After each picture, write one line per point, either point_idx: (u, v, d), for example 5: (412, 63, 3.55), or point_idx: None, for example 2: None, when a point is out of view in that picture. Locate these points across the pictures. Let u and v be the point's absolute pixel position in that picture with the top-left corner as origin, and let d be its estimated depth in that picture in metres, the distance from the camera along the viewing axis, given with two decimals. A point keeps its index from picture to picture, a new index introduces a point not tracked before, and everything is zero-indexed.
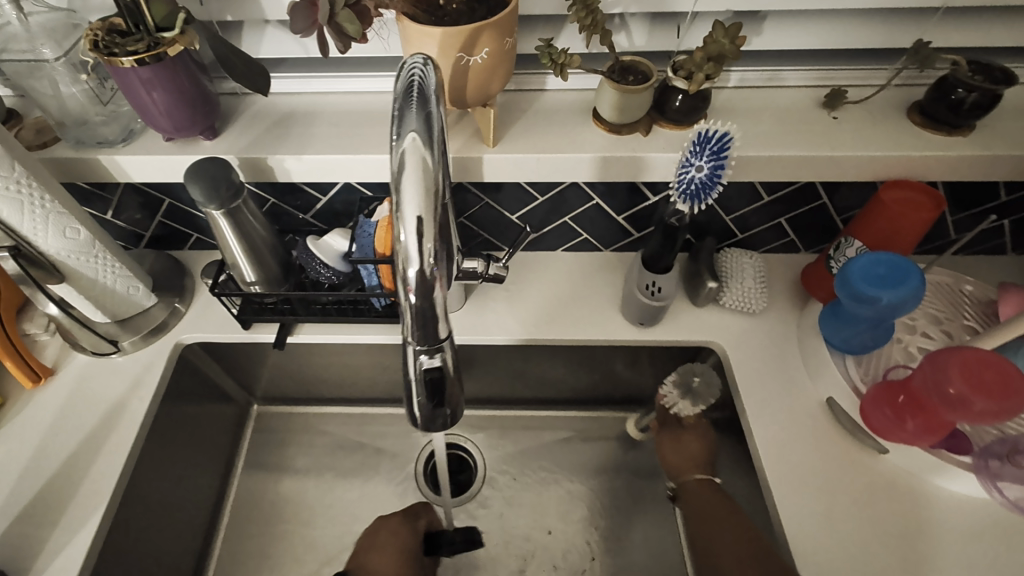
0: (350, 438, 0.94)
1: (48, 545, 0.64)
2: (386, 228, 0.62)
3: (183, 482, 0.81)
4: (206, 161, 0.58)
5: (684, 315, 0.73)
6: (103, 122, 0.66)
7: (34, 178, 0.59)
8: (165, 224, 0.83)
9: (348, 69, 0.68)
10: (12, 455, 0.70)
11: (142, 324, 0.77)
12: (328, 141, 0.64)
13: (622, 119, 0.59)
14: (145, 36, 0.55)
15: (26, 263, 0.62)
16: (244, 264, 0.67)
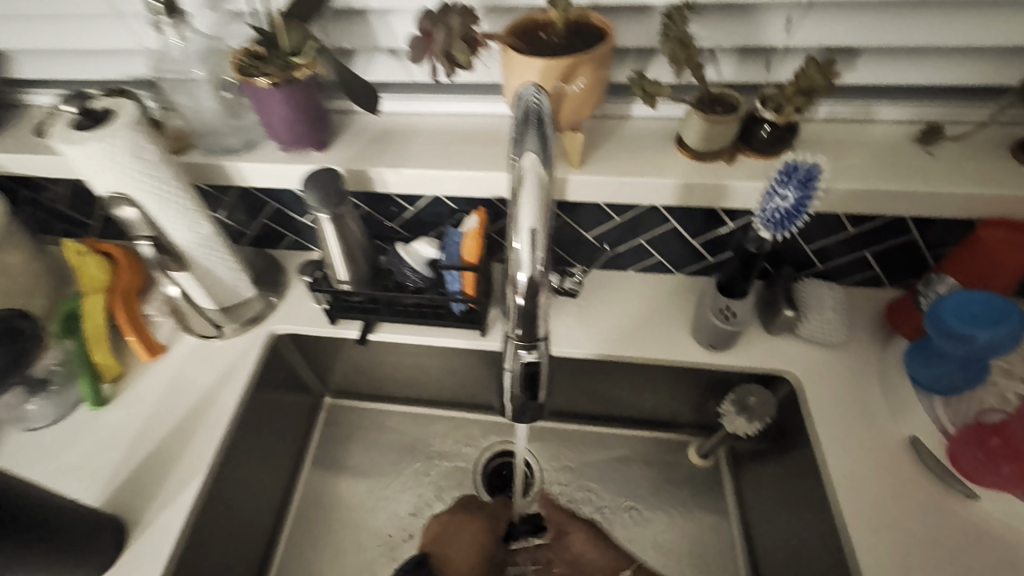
0: (413, 436, 0.99)
1: (155, 502, 0.71)
2: (473, 238, 0.69)
3: (267, 460, 0.88)
4: (320, 170, 0.66)
5: (756, 342, 0.73)
6: (230, 132, 0.74)
7: (177, 178, 0.68)
8: (268, 226, 0.92)
9: (444, 92, 0.73)
10: (128, 420, 0.79)
11: (244, 311, 0.86)
12: (425, 157, 0.70)
13: (706, 147, 0.61)
14: (279, 61, 0.63)
15: (160, 251, 0.71)
16: (340, 263, 0.73)
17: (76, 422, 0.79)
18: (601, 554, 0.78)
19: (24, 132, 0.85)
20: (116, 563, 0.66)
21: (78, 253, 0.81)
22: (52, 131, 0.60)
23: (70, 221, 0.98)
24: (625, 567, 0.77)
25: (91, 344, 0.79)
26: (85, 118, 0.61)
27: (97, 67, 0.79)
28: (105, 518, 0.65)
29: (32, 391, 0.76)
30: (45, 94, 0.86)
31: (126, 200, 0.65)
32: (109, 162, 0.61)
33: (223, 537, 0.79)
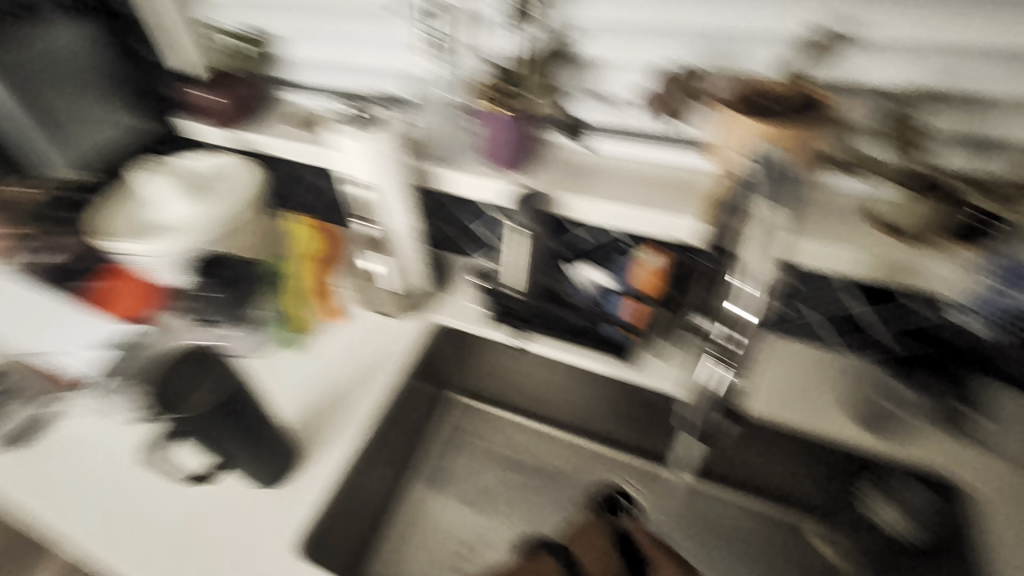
0: (527, 449, 1.03)
1: (323, 443, 0.85)
2: (649, 272, 0.79)
3: (404, 433, 0.98)
4: (532, 195, 0.75)
5: (925, 439, 0.70)
6: (444, 147, 0.84)
7: (404, 177, 0.81)
8: (446, 229, 1.02)
9: (643, 137, 0.78)
10: (313, 368, 0.95)
11: (417, 299, 0.98)
12: (618, 192, 0.76)
13: (912, 228, 0.61)
14: (514, 94, 0.72)
15: (380, 237, 0.86)
16: (521, 271, 0.83)
17: (281, 358, 0.98)
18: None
19: (281, 121, 1.04)
20: (293, 478, 0.80)
21: (296, 224, 0.99)
22: (338, 130, 0.77)
23: (286, 198, 1.17)
24: None
25: (291, 298, 0.97)
26: (362, 123, 0.77)
27: (346, 77, 0.93)
28: (292, 444, 0.79)
29: (247, 325, 0.95)
30: (299, 92, 1.01)
31: (373, 189, 0.81)
32: (375, 161, 0.77)
33: (363, 493, 0.89)
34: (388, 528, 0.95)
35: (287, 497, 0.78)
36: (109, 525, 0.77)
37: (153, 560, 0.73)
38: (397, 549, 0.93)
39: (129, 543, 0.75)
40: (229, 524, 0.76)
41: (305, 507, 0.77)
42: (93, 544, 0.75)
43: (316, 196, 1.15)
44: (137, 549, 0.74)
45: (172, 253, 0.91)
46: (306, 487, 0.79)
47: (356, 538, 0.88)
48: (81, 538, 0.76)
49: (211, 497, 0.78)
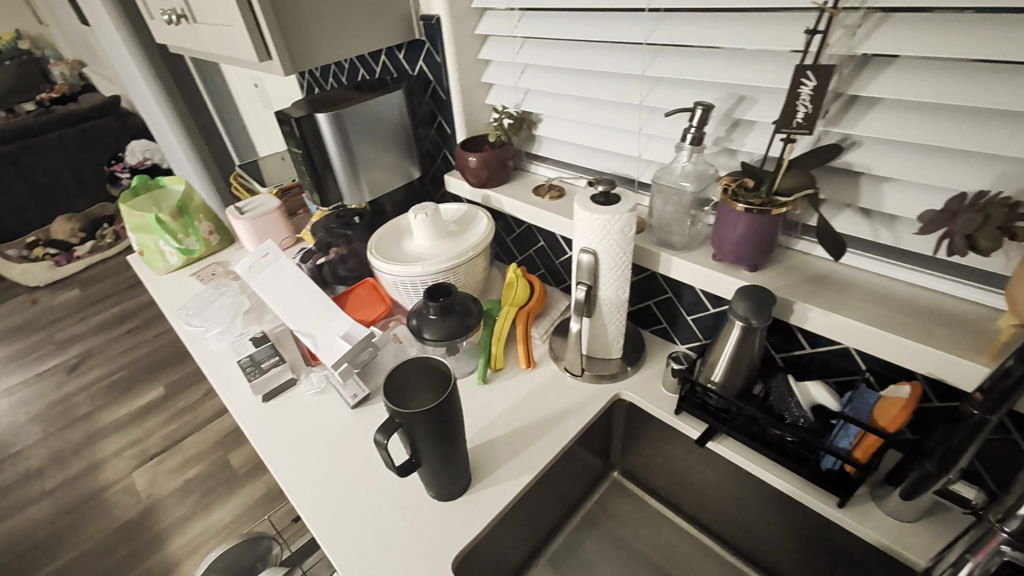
0: (680, 557, 1.01)
1: (492, 475, 0.90)
2: (896, 406, 0.65)
3: (560, 492, 1.00)
4: (757, 288, 0.73)
5: None
6: (680, 233, 0.90)
7: (629, 254, 0.88)
8: (650, 308, 1.06)
9: (910, 262, 0.73)
10: (495, 404, 1.03)
11: (602, 367, 1.02)
12: (862, 311, 0.70)
13: None
14: (764, 197, 0.74)
15: (587, 300, 0.92)
16: (723, 366, 0.79)
17: (465, 385, 1.07)
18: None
19: (525, 188, 1.22)
20: (457, 498, 0.87)
21: (516, 275, 1.14)
22: (578, 200, 0.87)
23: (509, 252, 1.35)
24: None
25: (495, 339, 1.09)
26: (601, 197, 0.86)
27: (597, 160, 1.10)
28: (467, 467, 0.87)
29: (450, 350, 1.06)
30: (548, 167, 1.23)
31: (592, 255, 0.87)
32: (602, 229, 0.84)
33: (510, 536, 0.92)
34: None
35: (449, 514, 0.85)
36: (318, 481, 0.93)
37: (339, 525, 0.86)
38: None
39: (328, 501, 0.90)
40: (402, 516, 0.86)
41: (461, 530, 0.83)
42: (302, 493, 0.92)
43: (533, 254, 1.29)
44: (330, 510, 0.88)
45: (419, 278, 1.12)
46: (466, 511, 0.85)
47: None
48: (294, 484, 0.93)
49: (393, 489, 0.90)
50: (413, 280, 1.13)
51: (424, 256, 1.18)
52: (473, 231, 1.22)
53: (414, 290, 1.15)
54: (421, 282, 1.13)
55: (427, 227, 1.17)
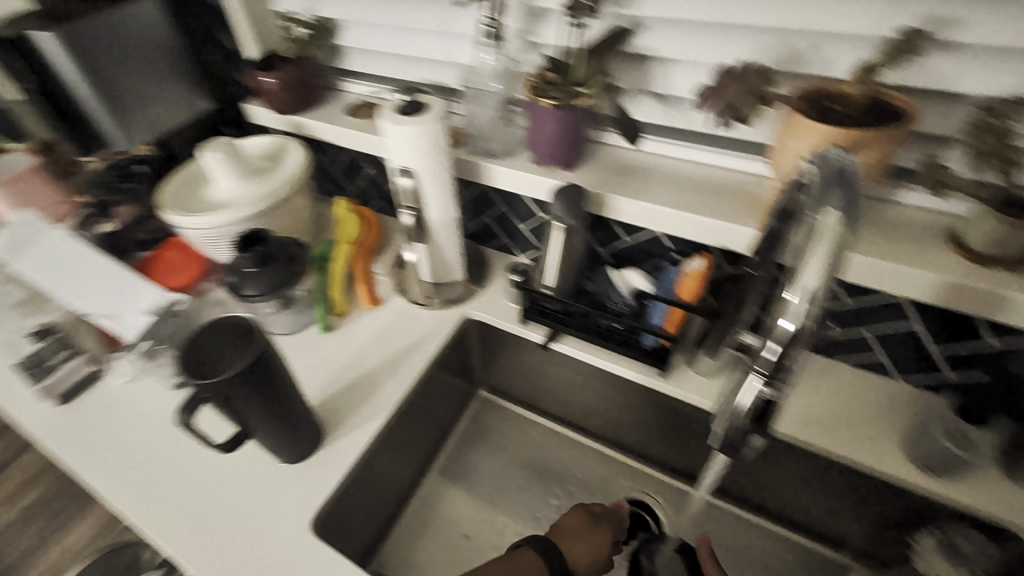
0: (550, 451, 1.01)
1: (345, 424, 0.85)
2: (693, 279, 0.72)
3: (427, 423, 0.98)
4: (570, 187, 0.73)
5: (982, 483, 0.64)
6: (496, 139, 0.87)
7: (449, 169, 0.82)
8: (488, 224, 1.03)
9: (697, 142, 0.77)
10: (342, 350, 0.95)
11: (448, 292, 0.98)
12: (662, 195, 0.74)
13: (990, 251, 0.56)
14: (566, 92, 0.72)
15: (416, 224, 0.86)
16: (553, 272, 0.80)
17: (306, 338, 0.98)
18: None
19: (337, 109, 1.08)
20: (310, 458, 0.80)
21: (345, 210, 1.01)
22: (381, 113, 0.77)
23: (338, 184, 1.21)
24: None
25: (333, 282, 0.98)
26: (404, 107, 0.76)
27: (407, 69, 0.99)
28: (313, 422, 0.80)
29: (285, 306, 0.94)
30: (359, 83, 1.09)
31: (408, 174, 0.79)
32: (412, 144, 0.76)
33: (379, 480, 0.87)
34: (405, 517, 0.95)
35: (301, 474, 0.79)
36: (138, 482, 0.80)
37: (171, 522, 0.75)
38: (415, 537, 0.94)
39: (155, 500, 0.78)
40: (246, 493, 0.77)
41: (319, 487, 0.77)
42: (121, 499, 0.78)
43: (363, 184, 1.17)
44: (160, 507, 0.77)
45: (227, 228, 0.96)
46: (322, 467, 0.80)
47: (367, 524, 0.88)
48: (105, 493, 0.79)
49: (234, 465, 0.81)
50: (221, 232, 0.96)
51: (230, 202, 1.00)
52: (286, 165, 1.05)
53: (224, 243, 0.99)
54: (232, 233, 0.97)
55: (225, 167, 0.98)
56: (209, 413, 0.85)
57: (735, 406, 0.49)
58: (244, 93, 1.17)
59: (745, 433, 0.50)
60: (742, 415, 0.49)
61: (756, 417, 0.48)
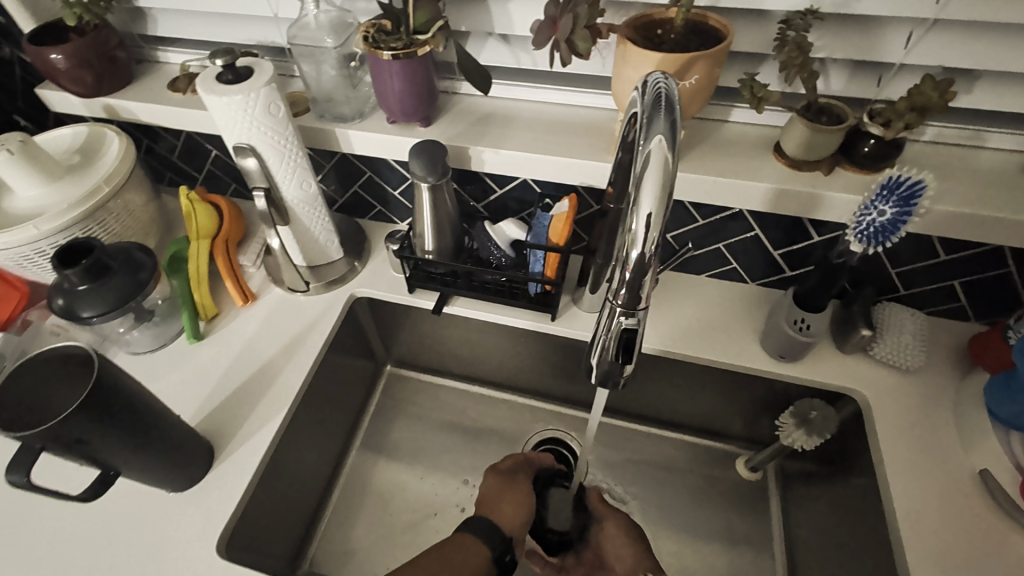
0: (465, 411, 1.02)
1: (238, 433, 0.76)
2: (562, 221, 0.73)
3: (334, 412, 0.93)
4: (428, 143, 0.70)
5: (826, 357, 0.74)
6: (346, 102, 0.80)
7: (295, 138, 0.74)
8: (359, 194, 0.97)
9: (548, 82, 0.77)
10: (220, 356, 0.84)
11: (329, 272, 0.91)
12: (523, 140, 0.74)
13: (805, 156, 0.63)
14: (405, 37, 0.68)
15: (271, 204, 0.76)
16: (430, 234, 0.78)
17: (172, 352, 0.85)
18: (625, 550, 0.74)
19: (156, 84, 0.93)
20: (201, 481, 0.71)
21: (190, 200, 0.87)
22: (200, 82, 0.67)
23: (180, 173, 1.06)
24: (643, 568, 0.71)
25: (193, 283, 0.86)
26: (228, 73, 0.67)
27: (230, 30, 0.88)
28: (200, 437, 0.70)
29: (138, 320, 0.82)
30: (178, 52, 0.94)
31: (249, 150, 0.71)
32: (244, 114, 0.67)
33: (290, 481, 0.83)
34: (330, 510, 0.92)
35: (195, 496, 0.70)
36: None
37: None
38: (343, 528, 0.91)
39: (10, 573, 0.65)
40: (128, 535, 0.67)
41: (217, 508, 0.69)
42: None
43: (210, 168, 1.03)
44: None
45: (42, 243, 0.80)
46: (216, 487, 0.71)
47: (287, 529, 0.83)
48: None
49: (110, 508, 0.69)
50: (35, 248, 0.80)
51: (39, 211, 0.83)
52: (104, 158, 0.89)
53: (45, 261, 0.83)
54: (50, 247, 0.81)
55: (21, 169, 0.80)
56: (54, 464, 0.71)
57: (603, 341, 0.48)
58: (31, 75, 0.96)
59: (616, 366, 0.50)
60: (609, 349, 0.48)
61: (623, 349, 0.48)
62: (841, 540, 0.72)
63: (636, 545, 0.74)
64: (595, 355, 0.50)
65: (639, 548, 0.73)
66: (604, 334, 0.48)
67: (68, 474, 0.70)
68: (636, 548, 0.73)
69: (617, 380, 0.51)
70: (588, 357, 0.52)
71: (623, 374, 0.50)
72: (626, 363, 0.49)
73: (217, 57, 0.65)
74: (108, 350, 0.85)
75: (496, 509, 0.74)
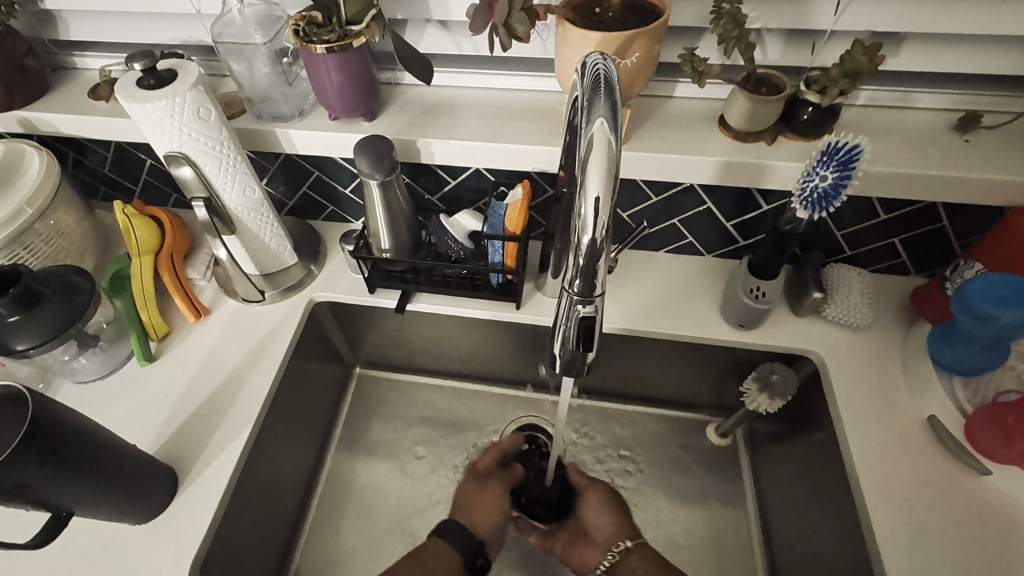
0: (439, 405, 1.01)
1: (202, 454, 0.73)
2: (517, 209, 0.72)
3: (305, 421, 0.91)
4: (372, 138, 0.68)
5: (782, 321, 0.77)
6: (283, 99, 0.77)
7: (232, 142, 0.70)
8: (308, 195, 0.93)
9: (492, 68, 0.76)
10: (176, 377, 0.80)
11: (284, 279, 0.87)
12: (471, 129, 0.72)
13: (748, 128, 0.64)
14: (337, 29, 0.65)
15: (212, 214, 0.72)
16: (385, 233, 0.76)
17: (123, 378, 0.80)
18: (606, 520, 0.78)
19: (75, 92, 0.86)
20: (167, 508, 0.68)
21: (126, 215, 0.81)
22: (119, 89, 0.62)
23: (114, 186, 1.00)
24: (629, 538, 0.75)
25: (139, 303, 0.81)
26: (148, 77, 0.63)
27: (151, 30, 0.82)
28: (159, 465, 0.67)
29: (82, 346, 0.77)
30: (97, 56, 0.87)
31: (182, 158, 0.67)
32: (172, 121, 0.63)
33: (263, 496, 0.81)
34: (310, 519, 0.91)
35: (163, 526, 0.67)
36: None
37: None
38: (325, 535, 0.89)
39: None
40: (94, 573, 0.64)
41: (187, 535, 0.67)
42: None
43: (146, 179, 0.97)
44: None
45: None
46: (184, 512, 0.68)
47: (265, 543, 0.82)
48: None
49: (72, 548, 0.66)
50: None
51: None
52: (25, 175, 0.82)
53: None
54: None
55: None
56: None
57: (563, 330, 0.48)
58: None
59: (578, 355, 0.49)
60: (570, 338, 0.48)
61: (583, 337, 0.47)
62: (807, 492, 0.75)
63: (617, 514, 0.78)
64: (557, 344, 0.49)
65: (621, 517, 0.78)
66: (564, 324, 0.47)
67: (15, 520, 0.66)
68: (618, 515, 0.78)
69: (580, 367, 0.50)
70: (550, 346, 0.52)
71: (586, 361, 0.50)
72: (587, 351, 0.49)
73: (135, 61, 0.61)
74: (52, 382, 0.80)
75: (467, 513, 0.79)
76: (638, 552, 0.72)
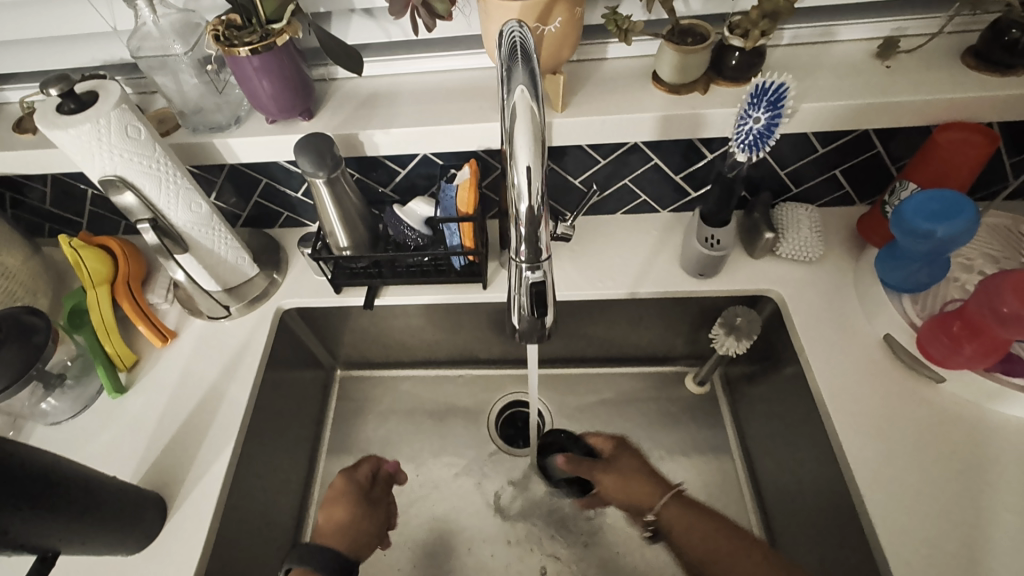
0: (424, 395, 1.02)
1: (189, 476, 0.73)
2: (467, 189, 0.72)
3: (290, 429, 0.91)
4: (312, 137, 0.67)
5: (741, 265, 0.79)
6: (217, 109, 0.75)
7: (169, 158, 0.68)
8: (261, 204, 0.91)
9: (424, 51, 0.75)
10: (151, 404, 0.79)
11: (248, 290, 0.86)
12: (411, 115, 0.72)
13: (681, 80, 0.65)
14: (259, 29, 0.64)
15: (161, 235, 0.71)
16: (341, 231, 0.76)
17: (98, 412, 0.79)
18: (629, 490, 0.75)
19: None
20: (159, 534, 0.68)
21: (73, 248, 0.78)
22: (39, 118, 0.60)
23: (59, 221, 0.96)
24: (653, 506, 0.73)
25: (102, 334, 0.80)
26: (68, 102, 0.60)
27: (69, 53, 0.79)
28: (144, 492, 0.67)
29: (49, 387, 0.75)
30: (16, 88, 0.84)
31: (121, 183, 0.65)
32: (101, 144, 0.62)
33: (258, 509, 0.81)
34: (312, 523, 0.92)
35: (158, 551, 0.68)
36: None
37: None
38: None
39: None
40: None
41: (183, 558, 0.67)
42: None
43: (91, 209, 0.94)
44: None
45: None
46: (177, 536, 0.68)
47: (266, 555, 0.82)
48: None
49: None
50: None
51: None
52: None
53: None
54: None
55: None
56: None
57: (517, 300, 0.49)
58: None
59: (536, 321, 0.51)
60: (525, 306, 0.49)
61: (536, 303, 0.49)
62: (783, 424, 0.79)
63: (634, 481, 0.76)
64: (514, 314, 0.51)
65: (646, 482, 0.75)
66: (517, 293, 0.49)
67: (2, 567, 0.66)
68: (640, 483, 0.75)
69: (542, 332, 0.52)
70: (509, 318, 0.53)
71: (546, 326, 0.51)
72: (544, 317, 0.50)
73: (51, 86, 0.58)
74: (23, 427, 0.78)
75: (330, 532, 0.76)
76: (671, 510, 0.71)
